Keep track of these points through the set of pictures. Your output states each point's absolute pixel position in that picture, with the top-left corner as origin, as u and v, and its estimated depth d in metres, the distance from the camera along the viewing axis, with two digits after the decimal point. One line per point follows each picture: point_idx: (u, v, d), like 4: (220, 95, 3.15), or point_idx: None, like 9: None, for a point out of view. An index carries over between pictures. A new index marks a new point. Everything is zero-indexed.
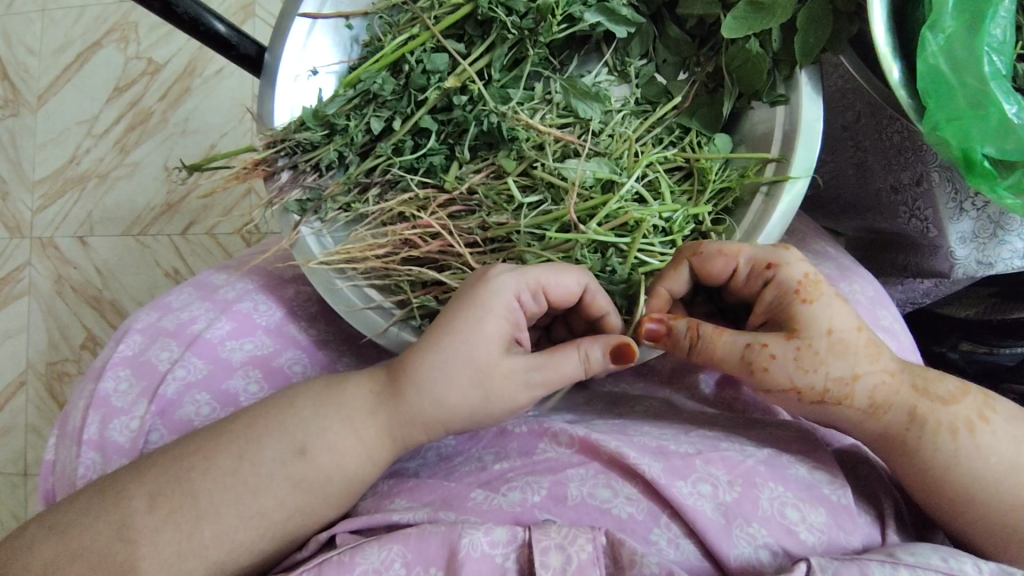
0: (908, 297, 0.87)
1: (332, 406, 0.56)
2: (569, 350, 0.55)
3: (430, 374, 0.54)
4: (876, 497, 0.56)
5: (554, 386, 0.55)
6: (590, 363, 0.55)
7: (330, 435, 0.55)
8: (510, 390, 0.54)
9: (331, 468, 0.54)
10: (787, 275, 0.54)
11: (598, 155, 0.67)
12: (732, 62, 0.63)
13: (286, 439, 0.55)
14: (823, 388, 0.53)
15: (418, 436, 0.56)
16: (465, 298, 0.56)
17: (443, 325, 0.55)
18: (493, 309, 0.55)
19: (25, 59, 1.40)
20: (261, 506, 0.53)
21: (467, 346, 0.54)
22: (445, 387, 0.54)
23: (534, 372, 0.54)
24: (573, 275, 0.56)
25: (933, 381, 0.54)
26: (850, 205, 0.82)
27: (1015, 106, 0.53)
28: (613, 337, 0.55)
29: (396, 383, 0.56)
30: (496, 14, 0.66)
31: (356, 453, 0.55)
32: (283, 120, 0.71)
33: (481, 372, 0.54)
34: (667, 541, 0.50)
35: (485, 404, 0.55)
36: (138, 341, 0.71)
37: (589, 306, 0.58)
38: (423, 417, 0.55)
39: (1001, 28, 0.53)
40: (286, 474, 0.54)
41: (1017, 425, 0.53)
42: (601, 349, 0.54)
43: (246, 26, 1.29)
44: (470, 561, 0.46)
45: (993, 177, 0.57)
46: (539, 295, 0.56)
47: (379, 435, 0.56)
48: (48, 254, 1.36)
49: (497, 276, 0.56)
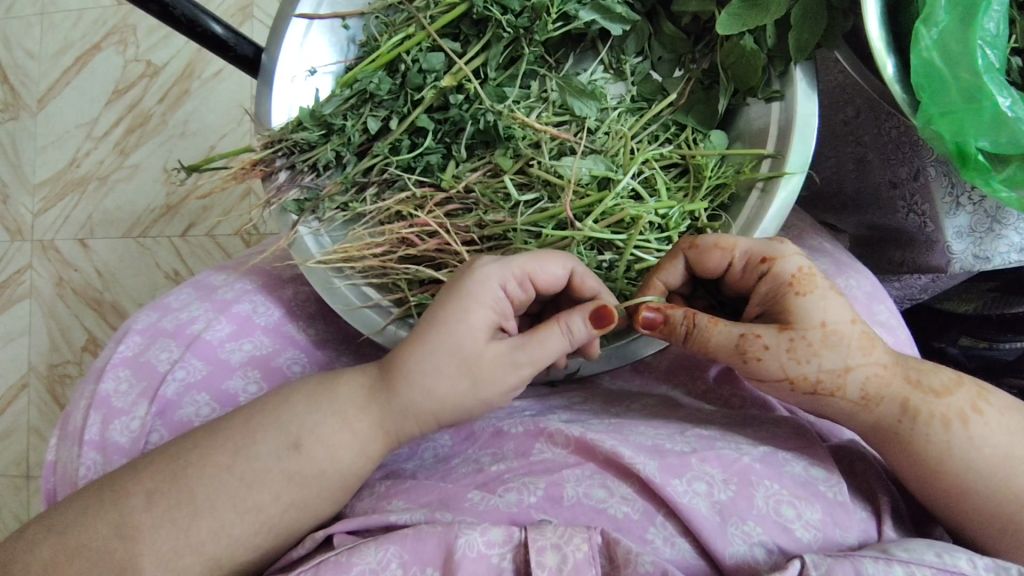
0: (906, 293, 0.87)
1: (329, 402, 0.57)
2: (550, 326, 0.55)
3: (420, 366, 0.55)
4: (873, 494, 0.56)
5: (542, 365, 0.56)
6: (573, 335, 0.55)
7: (323, 429, 0.56)
8: (498, 375, 0.55)
9: (325, 463, 0.55)
10: (783, 267, 0.54)
11: (594, 153, 0.67)
12: (728, 59, 0.63)
13: (280, 434, 0.55)
14: (816, 378, 0.53)
15: (411, 428, 0.57)
16: (453, 289, 0.57)
17: (432, 317, 0.56)
18: (479, 299, 0.55)
19: (25, 63, 1.41)
20: (257, 500, 0.54)
21: (455, 337, 0.55)
22: (434, 378, 0.55)
23: (519, 352, 0.55)
24: (558, 261, 0.58)
25: (926, 372, 0.54)
26: (852, 201, 0.81)
27: (1009, 99, 0.53)
28: (590, 304, 0.55)
29: (389, 379, 0.56)
30: (491, 13, 0.67)
31: (351, 446, 0.56)
32: (281, 121, 0.71)
33: (469, 360, 0.55)
34: (663, 540, 0.50)
35: (475, 392, 0.56)
36: (139, 342, 0.71)
37: (579, 289, 0.60)
38: (417, 410, 0.56)
39: (994, 22, 0.54)
40: (284, 470, 0.55)
41: (1010, 417, 0.54)
42: (581, 318, 0.55)
43: (245, 27, 1.29)
44: (467, 561, 0.47)
45: (987, 170, 0.57)
46: (525, 283, 0.57)
47: (374, 429, 0.56)
48: (49, 257, 1.37)
49: (482, 266, 0.57)
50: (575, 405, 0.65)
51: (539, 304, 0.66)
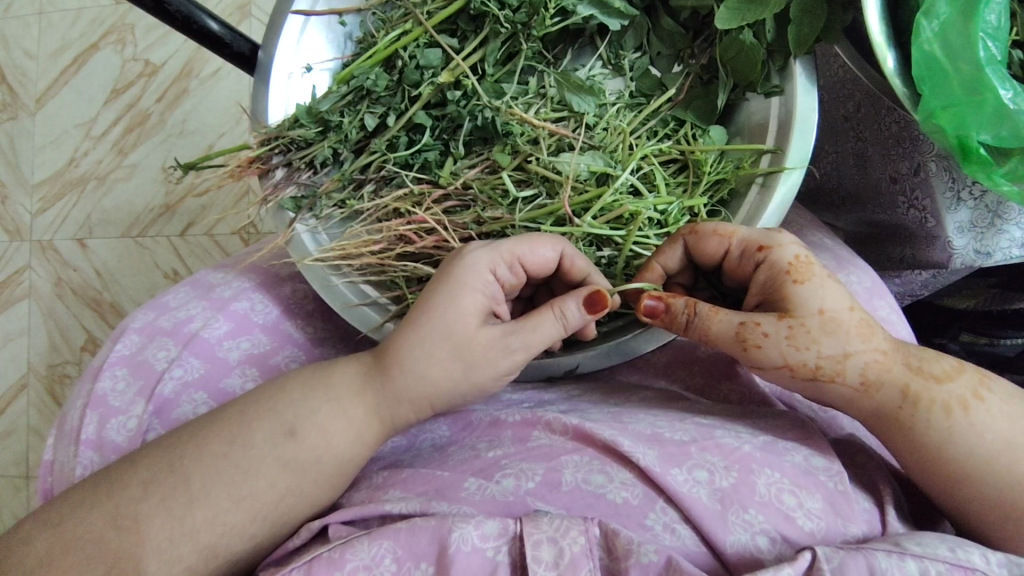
0: (907, 289, 0.86)
1: (322, 389, 0.57)
2: (544, 313, 0.55)
3: (412, 351, 0.56)
4: (875, 488, 0.55)
5: (535, 350, 0.56)
6: (567, 320, 0.55)
7: (319, 415, 0.56)
8: (491, 359, 0.56)
9: (321, 449, 0.55)
10: (779, 255, 0.54)
11: (592, 148, 0.66)
12: (726, 54, 0.62)
13: (276, 422, 0.56)
14: (815, 364, 0.53)
15: (406, 414, 0.57)
16: (443, 276, 0.57)
17: (425, 302, 0.57)
18: (469, 283, 0.56)
19: (23, 63, 1.40)
20: (252, 487, 0.54)
21: (446, 321, 0.56)
22: (427, 363, 0.56)
23: (512, 337, 0.56)
24: (547, 243, 0.58)
25: (926, 359, 0.54)
26: (847, 198, 0.82)
27: (1011, 92, 0.53)
28: (583, 288, 0.55)
29: (382, 365, 0.57)
30: (489, 8, 0.66)
31: (345, 433, 0.56)
32: (277, 117, 0.70)
33: (461, 343, 0.56)
34: (663, 527, 0.50)
35: (468, 375, 0.56)
36: (136, 341, 0.70)
37: (569, 271, 0.60)
38: (410, 395, 0.56)
39: (995, 14, 0.53)
40: (280, 455, 0.55)
41: (1013, 404, 0.53)
42: (575, 303, 0.55)
43: (243, 25, 1.29)
44: (460, 555, 0.46)
45: (989, 165, 0.56)
46: (515, 266, 0.58)
47: (368, 414, 0.57)
48: (48, 257, 1.36)
49: (472, 251, 0.57)
50: (574, 397, 0.64)
51: (530, 287, 0.66)
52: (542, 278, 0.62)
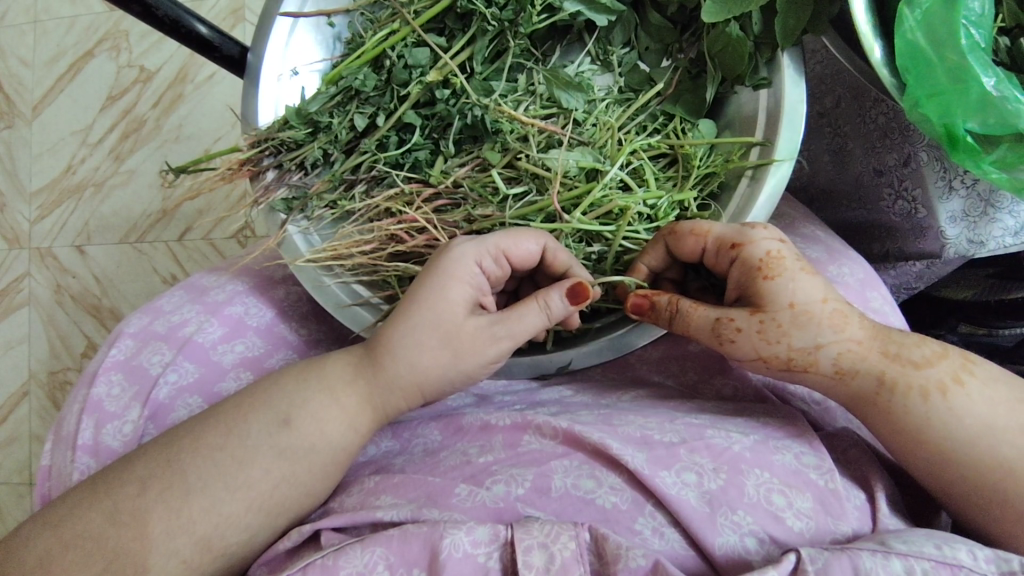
0: (902, 283, 0.81)
1: (314, 378, 0.58)
2: (528, 304, 0.56)
3: (402, 343, 0.56)
4: (866, 481, 0.55)
5: (521, 340, 0.57)
6: (552, 311, 0.55)
7: (313, 406, 0.56)
8: (478, 348, 0.56)
9: (315, 437, 0.56)
10: (751, 252, 0.54)
11: (582, 144, 0.66)
12: (714, 47, 0.62)
13: (271, 412, 0.56)
14: (787, 356, 0.54)
15: (398, 404, 0.58)
16: (430, 268, 0.58)
17: (412, 295, 0.57)
18: (454, 277, 0.56)
19: (19, 71, 1.41)
20: (248, 477, 0.54)
21: (433, 313, 0.56)
22: (416, 353, 0.56)
23: (497, 327, 0.56)
24: (531, 237, 0.58)
25: (906, 345, 0.54)
26: (823, 193, 0.82)
27: (994, 79, 0.53)
28: (568, 280, 0.56)
29: (375, 355, 0.57)
30: (474, 6, 0.66)
31: (339, 422, 0.56)
32: (267, 119, 0.71)
33: (449, 333, 0.56)
34: (652, 531, 0.50)
35: (456, 364, 0.57)
36: (131, 346, 0.70)
37: (555, 265, 0.60)
38: (402, 384, 0.57)
39: (979, 2, 0.53)
40: (275, 449, 0.55)
41: (995, 387, 0.52)
42: (558, 294, 0.55)
43: (236, 31, 1.29)
44: (452, 561, 0.46)
45: (977, 153, 0.56)
46: (501, 260, 0.58)
47: (361, 406, 0.57)
48: (48, 264, 1.37)
49: (458, 245, 0.58)
50: (567, 397, 0.64)
51: (516, 280, 0.67)
52: (527, 271, 0.63)
